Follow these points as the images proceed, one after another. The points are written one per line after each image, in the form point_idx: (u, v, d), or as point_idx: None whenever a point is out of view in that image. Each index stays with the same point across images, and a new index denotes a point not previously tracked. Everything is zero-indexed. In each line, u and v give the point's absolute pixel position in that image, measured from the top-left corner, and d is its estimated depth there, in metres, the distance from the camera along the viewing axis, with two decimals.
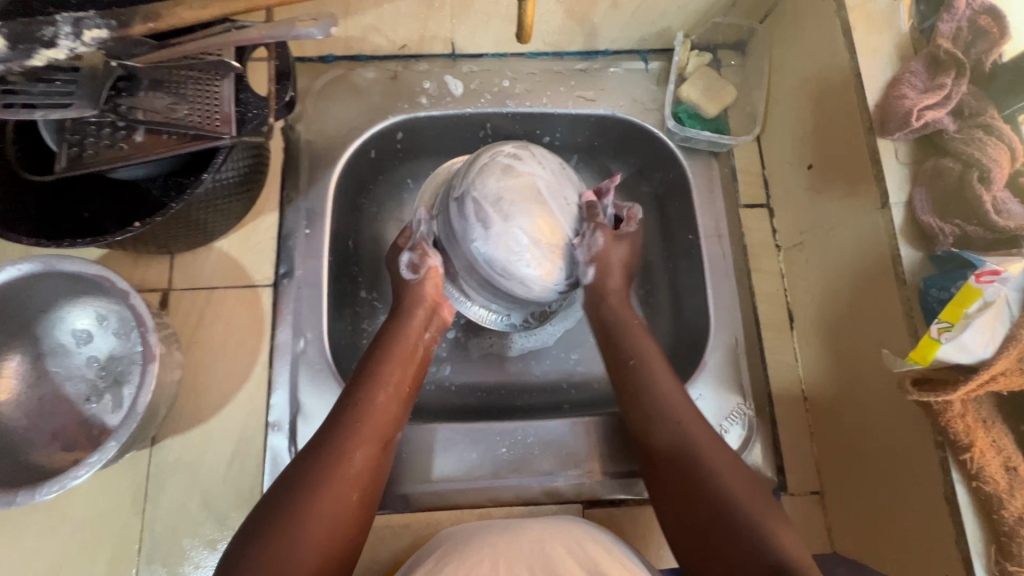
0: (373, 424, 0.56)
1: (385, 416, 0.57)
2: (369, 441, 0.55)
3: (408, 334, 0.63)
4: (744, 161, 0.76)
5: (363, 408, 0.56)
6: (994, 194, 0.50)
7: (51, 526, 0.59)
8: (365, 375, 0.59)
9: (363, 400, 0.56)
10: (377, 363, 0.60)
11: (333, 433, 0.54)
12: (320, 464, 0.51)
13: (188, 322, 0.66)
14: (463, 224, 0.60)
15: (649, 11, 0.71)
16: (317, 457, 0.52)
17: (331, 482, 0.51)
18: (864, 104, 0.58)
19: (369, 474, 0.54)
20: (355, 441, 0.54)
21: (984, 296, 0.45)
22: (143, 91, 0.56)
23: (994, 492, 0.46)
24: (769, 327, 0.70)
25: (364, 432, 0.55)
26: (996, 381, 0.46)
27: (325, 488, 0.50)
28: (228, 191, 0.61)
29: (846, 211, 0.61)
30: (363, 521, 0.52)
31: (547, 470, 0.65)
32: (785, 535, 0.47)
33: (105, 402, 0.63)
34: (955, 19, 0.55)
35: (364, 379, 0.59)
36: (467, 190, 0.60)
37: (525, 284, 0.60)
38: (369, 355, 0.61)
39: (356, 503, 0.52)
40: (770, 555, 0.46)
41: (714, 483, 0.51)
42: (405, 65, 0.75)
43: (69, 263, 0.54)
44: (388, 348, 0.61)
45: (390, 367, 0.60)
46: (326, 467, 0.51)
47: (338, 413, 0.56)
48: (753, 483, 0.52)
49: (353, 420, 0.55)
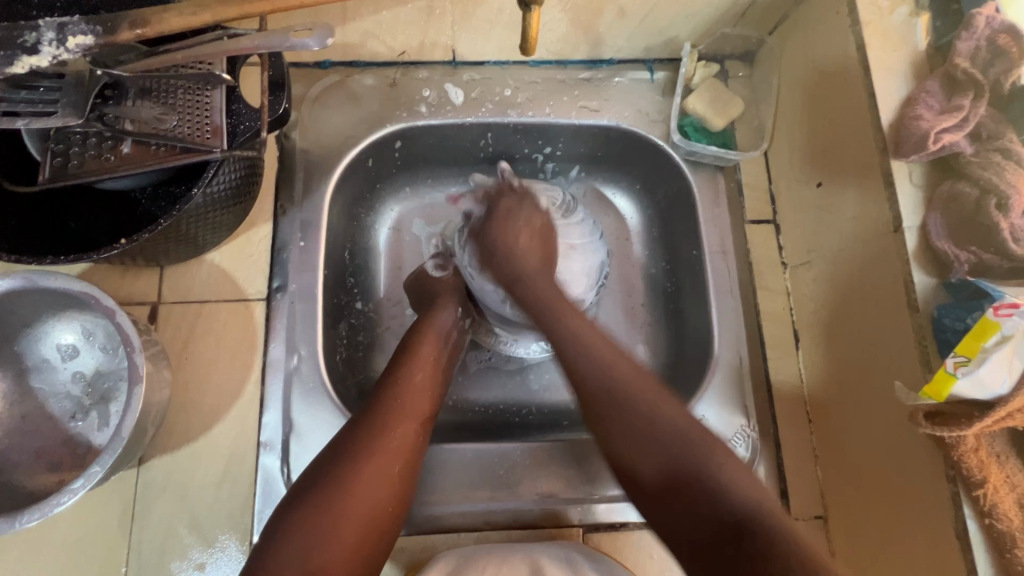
0: (412, 403, 0.57)
1: (425, 393, 0.59)
2: (412, 417, 0.56)
3: (443, 324, 0.65)
4: (750, 175, 0.74)
5: (403, 386, 0.58)
6: (1012, 221, 0.49)
7: (33, 548, 0.57)
8: (400, 358, 0.61)
9: (401, 381, 0.58)
10: (419, 347, 0.62)
11: (374, 410, 0.55)
12: (369, 434, 0.53)
13: (178, 337, 0.64)
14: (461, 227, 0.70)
15: (657, 20, 0.69)
16: (365, 430, 0.53)
17: (379, 451, 0.52)
18: (877, 124, 0.56)
19: (414, 446, 0.55)
20: (398, 416, 0.55)
21: (1002, 330, 0.44)
22: (130, 100, 0.54)
23: (1007, 530, 0.44)
24: (776, 348, 0.68)
25: (405, 410, 0.56)
26: (1013, 418, 0.45)
27: (372, 455, 0.52)
28: (221, 204, 0.59)
29: (856, 231, 0.59)
30: (406, 493, 0.53)
31: (545, 491, 0.64)
32: (742, 483, 0.46)
33: (91, 419, 0.61)
34: (974, 38, 0.53)
35: (404, 358, 0.61)
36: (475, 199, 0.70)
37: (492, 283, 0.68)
38: (405, 340, 0.64)
39: (404, 473, 0.53)
40: (728, 506, 0.45)
41: (633, 420, 0.51)
42: (404, 72, 0.73)
43: (51, 278, 0.52)
44: (425, 332, 0.64)
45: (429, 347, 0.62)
46: (375, 436, 0.53)
47: (381, 390, 0.58)
48: (695, 428, 0.50)
49: (398, 396, 0.57)
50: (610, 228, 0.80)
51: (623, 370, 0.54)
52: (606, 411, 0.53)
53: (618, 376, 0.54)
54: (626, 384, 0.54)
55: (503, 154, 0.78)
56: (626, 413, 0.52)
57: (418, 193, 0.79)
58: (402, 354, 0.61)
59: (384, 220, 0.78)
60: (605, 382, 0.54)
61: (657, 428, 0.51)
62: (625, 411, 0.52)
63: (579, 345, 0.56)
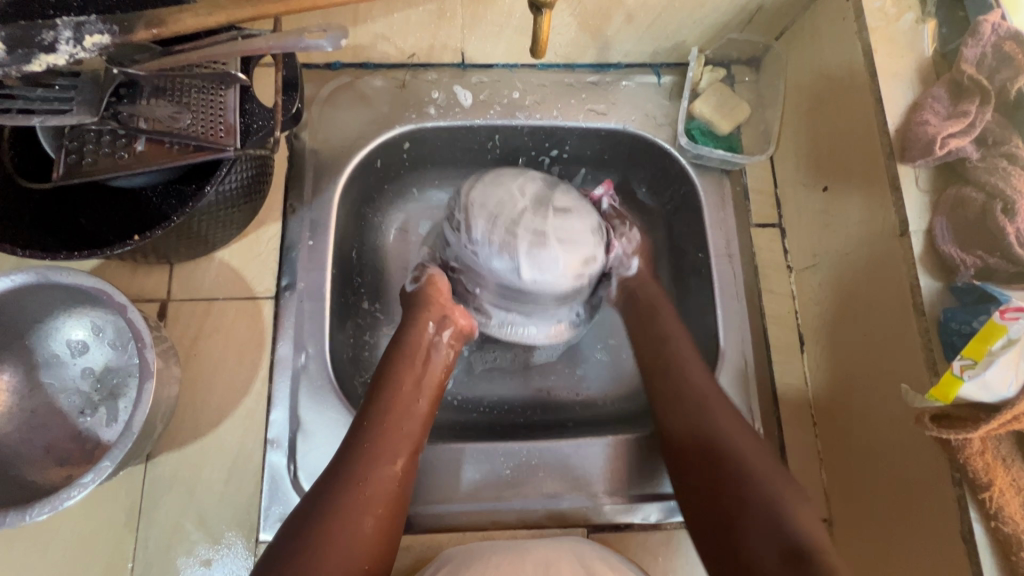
0: (386, 444, 0.55)
1: (401, 435, 0.56)
2: (388, 462, 0.54)
3: (419, 358, 0.62)
4: (756, 179, 0.74)
5: (378, 431, 0.56)
6: (1018, 225, 0.49)
7: (41, 542, 0.57)
8: (378, 394, 0.59)
9: (374, 422, 0.56)
10: (396, 384, 0.59)
11: (345, 458, 0.54)
12: (342, 489, 0.52)
13: (186, 334, 0.64)
14: (454, 223, 0.66)
15: (665, 25, 0.70)
16: (335, 486, 0.52)
17: (351, 507, 0.51)
18: (884, 129, 0.56)
19: (391, 493, 0.53)
20: (371, 462, 0.54)
21: (1007, 333, 0.44)
22: (144, 99, 0.55)
23: (1013, 533, 0.45)
24: (780, 350, 0.68)
25: (379, 454, 0.54)
26: (1018, 421, 0.45)
27: (344, 513, 0.50)
28: (232, 202, 0.60)
29: (862, 236, 0.59)
30: (388, 540, 0.52)
31: (552, 492, 0.64)
32: (800, 513, 0.51)
33: (100, 415, 0.61)
34: (980, 44, 0.54)
35: (377, 398, 0.58)
36: (460, 195, 0.67)
37: (502, 254, 0.63)
38: (382, 372, 0.61)
39: (382, 527, 0.52)
40: (787, 531, 0.50)
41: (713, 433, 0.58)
42: (413, 74, 0.74)
43: (64, 274, 0.52)
44: (398, 370, 0.60)
45: (404, 384, 0.60)
46: (348, 489, 0.52)
47: (353, 436, 0.56)
48: (767, 461, 0.55)
49: (373, 442, 0.55)
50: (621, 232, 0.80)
51: (734, 435, 0.57)
52: (707, 470, 0.56)
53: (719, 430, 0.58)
54: (730, 444, 0.57)
55: (510, 156, 0.78)
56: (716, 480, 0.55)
57: (426, 194, 0.80)
58: (377, 392, 0.59)
59: (391, 220, 0.79)
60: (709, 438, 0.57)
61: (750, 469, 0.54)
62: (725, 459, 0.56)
63: (697, 405, 0.60)
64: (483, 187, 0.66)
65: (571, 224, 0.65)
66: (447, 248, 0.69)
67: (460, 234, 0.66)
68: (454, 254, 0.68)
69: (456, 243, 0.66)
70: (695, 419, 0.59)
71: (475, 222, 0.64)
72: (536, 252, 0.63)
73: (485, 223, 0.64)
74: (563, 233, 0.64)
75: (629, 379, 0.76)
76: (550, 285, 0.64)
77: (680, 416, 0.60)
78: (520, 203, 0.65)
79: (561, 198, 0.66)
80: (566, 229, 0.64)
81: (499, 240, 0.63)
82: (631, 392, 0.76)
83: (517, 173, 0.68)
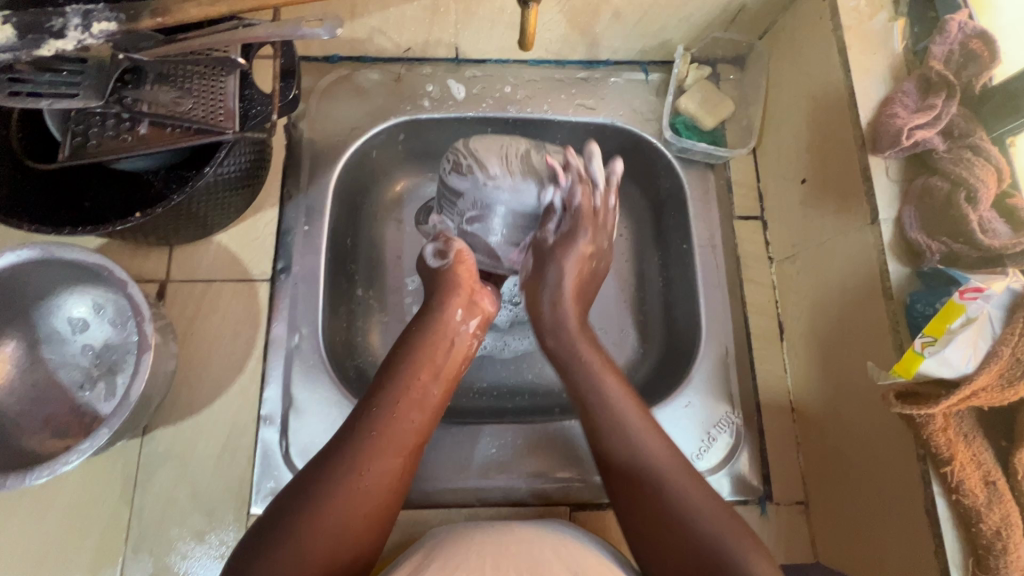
0: (392, 439, 0.54)
1: (402, 433, 0.55)
2: (388, 457, 0.53)
3: (430, 353, 0.61)
4: (739, 173, 0.76)
5: (381, 425, 0.55)
6: (980, 214, 0.51)
7: (38, 511, 0.59)
8: (389, 382, 0.58)
9: (384, 413, 0.55)
10: (404, 378, 0.58)
11: (350, 445, 0.53)
12: (337, 479, 0.50)
13: (184, 314, 0.66)
14: (461, 173, 0.65)
15: (652, 23, 0.73)
16: (330, 477, 0.50)
17: (342, 499, 0.49)
18: (857, 122, 0.59)
19: (386, 487, 0.52)
20: (374, 454, 0.53)
21: (967, 312, 0.46)
22: (149, 85, 0.57)
23: (973, 505, 0.47)
24: (760, 338, 0.71)
25: (382, 447, 0.53)
26: (977, 396, 0.47)
27: (334, 505, 0.49)
28: (230, 185, 0.62)
29: (838, 226, 0.62)
30: (373, 535, 0.51)
31: (535, 471, 0.66)
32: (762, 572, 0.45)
33: (99, 390, 0.63)
34: (948, 42, 0.56)
35: (383, 391, 0.57)
36: (456, 150, 0.66)
37: (519, 184, 0.64)
38: (392, 365, 0.60)
39: (367, 523, 0.50)
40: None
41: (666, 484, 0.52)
42: (409, 68, 0.77)
43: (69, 251, 0.54)
44: (407, 363, 0.59)
45: (414, 378, 0.59)
46: (340, 480, 0.50)
47: (354, 427, 0.54)
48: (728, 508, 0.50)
49: (371, 437, 0.53)
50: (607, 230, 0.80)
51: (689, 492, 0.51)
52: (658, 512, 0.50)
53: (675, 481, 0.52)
54: (673, 484, 0.52)
55: None
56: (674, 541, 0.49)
57: (419, 185, 0.82)
58: (383, 383, 0.58)
59: (384, 210, 0.80)
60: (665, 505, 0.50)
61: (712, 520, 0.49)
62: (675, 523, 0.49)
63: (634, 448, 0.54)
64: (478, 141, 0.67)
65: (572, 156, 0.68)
66: (458, 200, 0.66)
67: (473, 175, 0.64)
68: (466, 199, 0.65)
69: (469, 187, 0.64)
70: (634, 460, 0.53)
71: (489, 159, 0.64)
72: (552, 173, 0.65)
73: (498, 159, 0.64)
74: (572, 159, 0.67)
75: None
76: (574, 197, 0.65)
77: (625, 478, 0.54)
78: (522, 144, 0.67)
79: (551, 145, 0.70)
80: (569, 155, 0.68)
81: (517, 172, 0.65)
82: None
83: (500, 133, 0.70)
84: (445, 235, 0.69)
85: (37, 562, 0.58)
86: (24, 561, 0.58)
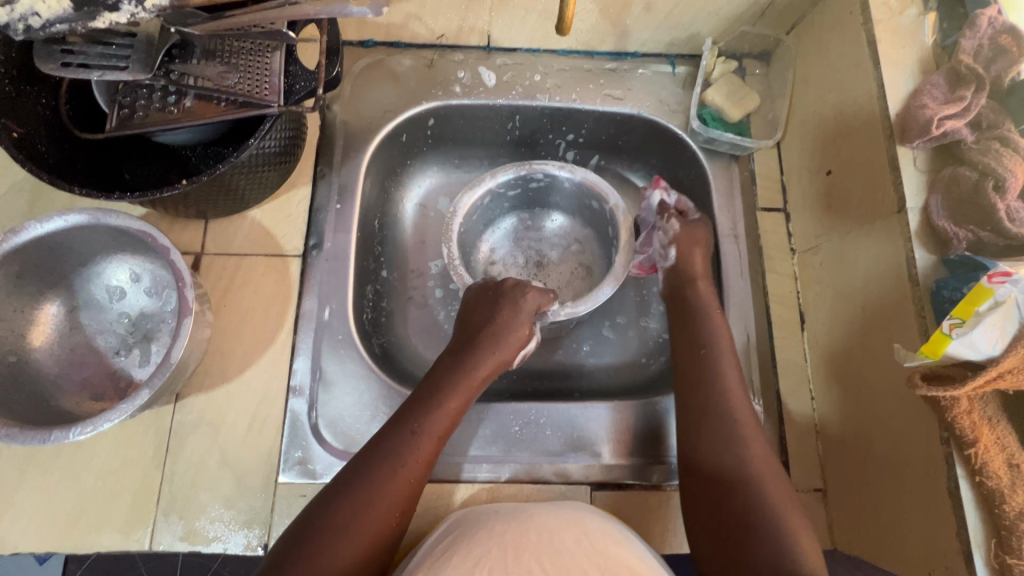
0: (396, 477, 0.54)
1: (413, 484, 0.55)
2: (394, 507, 0.53)
3: (449, 404, 0.60)
4: (764, 165, 0.77)
5: (394, 473, 0.54)
6: (1008, 202, 0.52)
7: (75, 471, 0.61)
8: (405, 421, 0.58)
9: (395, 451, 0.55)
10: (425, 431, 0.57)
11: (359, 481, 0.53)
12: (340, 521, 0.50)
13: (218, 285, 0.68)
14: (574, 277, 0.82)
15: (682, 15, 0.74)
16: (333, 518, 0.51)
17: (343, 544, 0.50)
18: (886, 113, 0.60)
19: (381, 532, 0.52)
20: (376, 491, 0.53)
21: (995, 296, 0.47)
22: (195, 60, 0.59)
23: (996, 487, 0.48)
24: (781, 327, 0.71)
25: (388, 484, 0.53)
26: (1003, 379, 0.48)
27: (336, 549, 0.49)
28: (269, 160, 0.64)
29: (862, 217, 0.62)
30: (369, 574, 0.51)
31: (557, 450, 0.67)
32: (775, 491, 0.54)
33: (133, 356, 0.65)
34: (977, 36, 0.58)
35: (393, 437, 0.56)
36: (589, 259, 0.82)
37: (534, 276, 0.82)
38: (416, 414, 0.58)
39: (364, 566, 0.50)
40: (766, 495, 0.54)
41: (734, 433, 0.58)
42: (441, 54, 0.78)
43: (114, 217, 0.56)
44: (428, 414, 0.58)
45: (432, 428, 0.58)
46: (342, 522, 0.50)
47: (363, 470, 0.54)
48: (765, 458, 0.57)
49: (383, 483, 0.53)
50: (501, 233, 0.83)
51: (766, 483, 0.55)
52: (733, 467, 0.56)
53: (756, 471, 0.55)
54: (726, 416, 0.59)
55: (528, 138, 0.82)
56: (722, 499, 0.55)
57: (445, 172, 0.83)
58: (396, 428, 0.57)
59: (411, 196, 0.82)
60: (731, 479, 0.55)
61: (769, 497, 0.53)
62: (735, 493, 0.54)
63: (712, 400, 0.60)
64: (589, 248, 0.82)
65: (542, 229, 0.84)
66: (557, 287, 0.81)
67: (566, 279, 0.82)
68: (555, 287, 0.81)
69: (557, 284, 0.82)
70: (710, 415, 0.59)
71: (583, 288, 0.81)
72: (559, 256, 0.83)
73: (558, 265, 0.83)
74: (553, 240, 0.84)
75: (634, 353, 0.79)
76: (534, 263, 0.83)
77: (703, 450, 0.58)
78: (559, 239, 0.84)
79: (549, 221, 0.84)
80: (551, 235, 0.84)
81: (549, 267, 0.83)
82: (636, 366, 0.78)
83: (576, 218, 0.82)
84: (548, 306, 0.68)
85: (72, 520, 0.59)
86: (59, 519, 0.59)
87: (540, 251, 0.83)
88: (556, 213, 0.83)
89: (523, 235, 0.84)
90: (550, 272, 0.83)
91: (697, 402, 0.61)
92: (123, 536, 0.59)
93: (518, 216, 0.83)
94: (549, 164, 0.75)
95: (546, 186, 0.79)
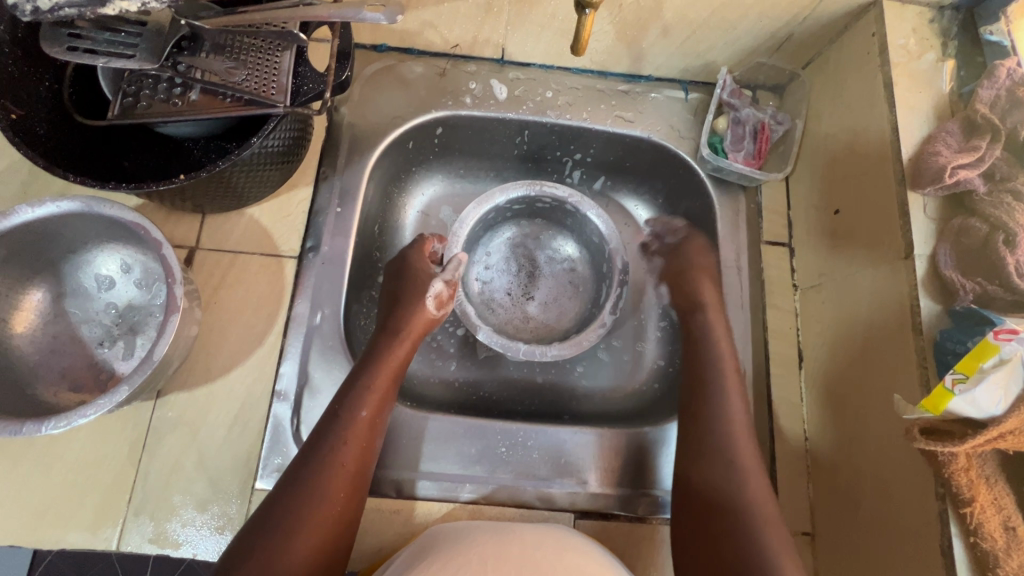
0: (345, 455, 0.55)
1: (356, 460, 0.56)
2: (341, 487, 0.54)
3: (378, 378, 0.60)
4: (771, 200, 0.77)
5: (336, 455, 0.55)
6: (1017, 257, 0.51)
7: (46, 462, 0.59)
8: (342, 399, 0.58)
9: (343, 430, 0.56)
10: (347, 410, 0.58)
11: (315, 469, 0.54)
12: (294, 513, 0.51)
13: (210, 282, 0.67)
14: (563, 297, 0.81)
15: (698, 43, 0.73)
16: (287, 508, 0.52)
17: (306, 532, 0.51)
18: (898, 157, 0.59)
19: (345, 511, 0.54)
20: (330, 471, 0.54)
21: (1001, 353, 0.46)
22: (204, 53, 0.58)
23: (991, 549, 0.46)
24: (780, 364, 0.70)
25: (337, 464, 0.55)
26: (1004, 440, 0.47)
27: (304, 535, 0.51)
28: (271, 159, 0.63)
29: (869, 259, 0.61)
30: (337, 552, 0.53)
31: (543, 474, 0.66)
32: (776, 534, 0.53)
33: (117, 348, 0.63)
34: (995, 87, 0.57)
35: (333, 422, 0.57)
36: (581, 281, 0.82)
37: (525, 290, 0.81)
38: (339, 396, 0.59)
39: (333, 542, 0.52)
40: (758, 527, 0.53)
41: (720, 474, 0.57)
42: (454, 65, 0.78)
43: (107, 206, 0.55)
44: (351, 395, 0.58)
45: (367, 400, 0.58)
46: (297, 512, 0.51)
47: (307, 463, 0.54)
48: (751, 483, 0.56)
49: (322, 469, 0.54)
50: (501, 238, 0.82)
51: (771, 527, 0.54)
52: (719, 496, 0.56)
53: (767, 516, 0.54)
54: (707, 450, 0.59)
55: (536, 153, 0.82)
56: (718, 531, 0.54)
57: (450, 182, 0.83)
58: (339, 410, 0.58)
59: (414, 202, 0.81)
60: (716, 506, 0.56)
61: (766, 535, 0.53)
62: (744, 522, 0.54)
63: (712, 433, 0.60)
64: (583, 270, 0.82)
65: (543, 240, 0.83)
66: (546, 304, 0.81)
67: (555, 297, 0.81)
68: (543, 305, 0.81)
69: (545, 301, 0.81)
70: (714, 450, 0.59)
71: (569, 309, 0.81)
72: (555, 271, 0.82)
73: (550, 281, 0.82)
74: (552, 254, 0.83)
75: (627, 379, 0.78)
76: (529, 273, 0.82)
77: (704, 493, 0.57)
78: (557, 254, 0.83)
79: (552, 236, 0.83)
80: (552, 249, 0.83)
81: (542, 281, 0.82)
82: (629, 392, 0.77)
83: (578, 237, 0.82)
84: (545, 351, 0.70)
85: (40, 513, 0.58)
86: (27, 511, 0.58)
87: (535, 261, 0.82)
88: (555, 233, 0.83)
89: (521, 243, 0.82)
90: (540, 285, 0.81)
91: (724, 444, 0.59)
92: (90, 535, 0.58)
93: (520, 226, 0.83)
94: (560, 190, 0.76)
95: (553, 207, 0.79)
